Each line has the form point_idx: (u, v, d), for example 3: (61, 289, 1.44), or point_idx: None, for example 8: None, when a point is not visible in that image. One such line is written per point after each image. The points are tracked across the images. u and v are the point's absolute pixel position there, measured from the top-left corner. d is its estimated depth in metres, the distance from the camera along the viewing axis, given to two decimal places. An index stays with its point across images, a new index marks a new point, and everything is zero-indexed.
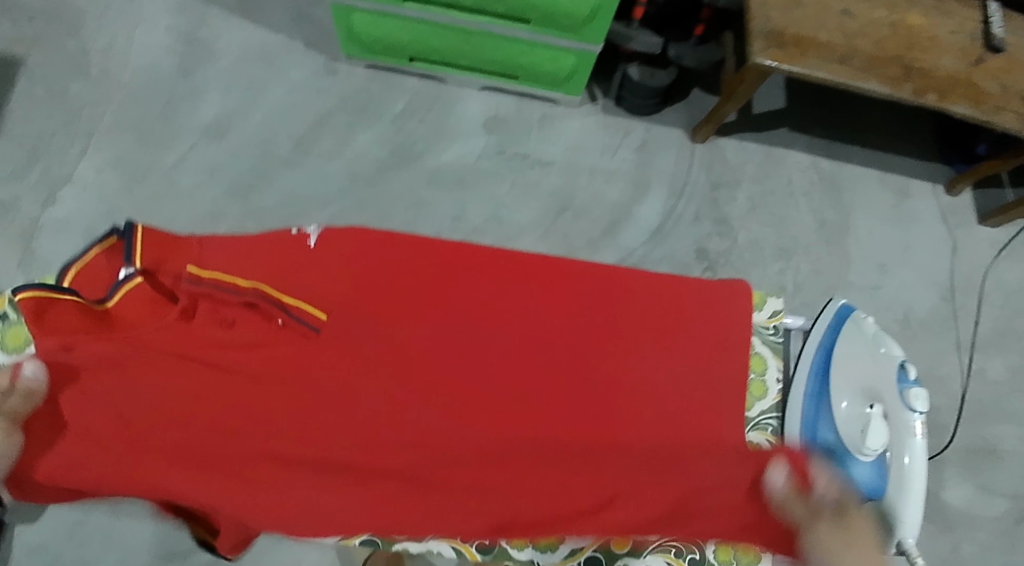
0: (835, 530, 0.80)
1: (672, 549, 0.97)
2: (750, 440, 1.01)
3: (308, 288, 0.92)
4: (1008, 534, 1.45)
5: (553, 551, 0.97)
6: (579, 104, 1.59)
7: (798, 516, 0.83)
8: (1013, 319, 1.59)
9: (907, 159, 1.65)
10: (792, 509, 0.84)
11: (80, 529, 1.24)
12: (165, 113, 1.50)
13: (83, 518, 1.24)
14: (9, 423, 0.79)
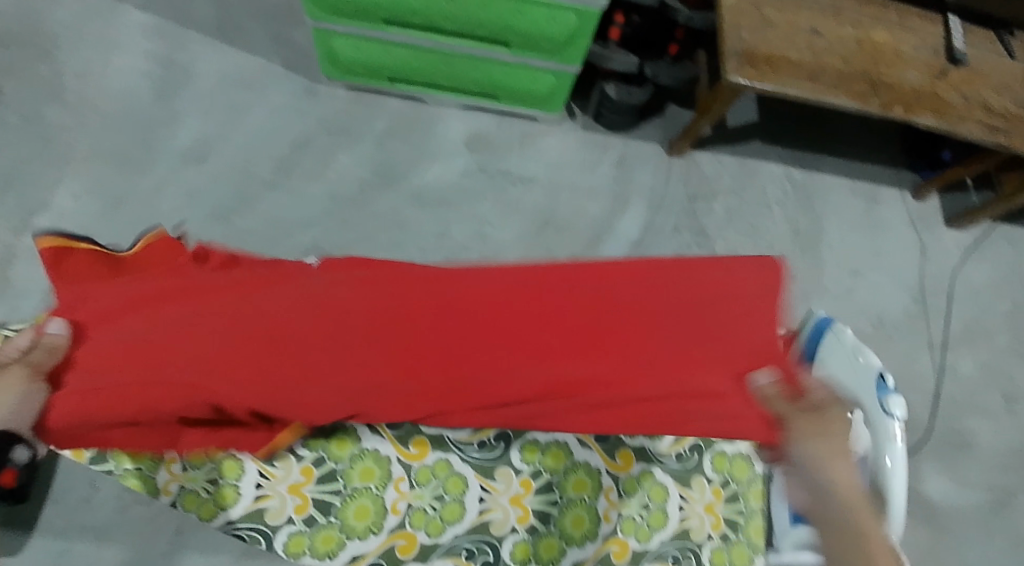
0: (813, 423, 0.93)
1: (669, 557, 0.99)
2: (740, 448, 1.06)
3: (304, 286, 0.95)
4: (984, 525, 1.51)
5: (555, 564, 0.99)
6: (558, 121, 1.62)
7: (780, 409, 0.95)
8: (980, 318, 1.65)
9: (875, 166, 1.71)
10: (774, 404, 0.96)
11: (68, 564, 1.21)
12: (144, 138, 1.48)
13: (71, 552, 1.21)
14: (32, 374, 0.86)
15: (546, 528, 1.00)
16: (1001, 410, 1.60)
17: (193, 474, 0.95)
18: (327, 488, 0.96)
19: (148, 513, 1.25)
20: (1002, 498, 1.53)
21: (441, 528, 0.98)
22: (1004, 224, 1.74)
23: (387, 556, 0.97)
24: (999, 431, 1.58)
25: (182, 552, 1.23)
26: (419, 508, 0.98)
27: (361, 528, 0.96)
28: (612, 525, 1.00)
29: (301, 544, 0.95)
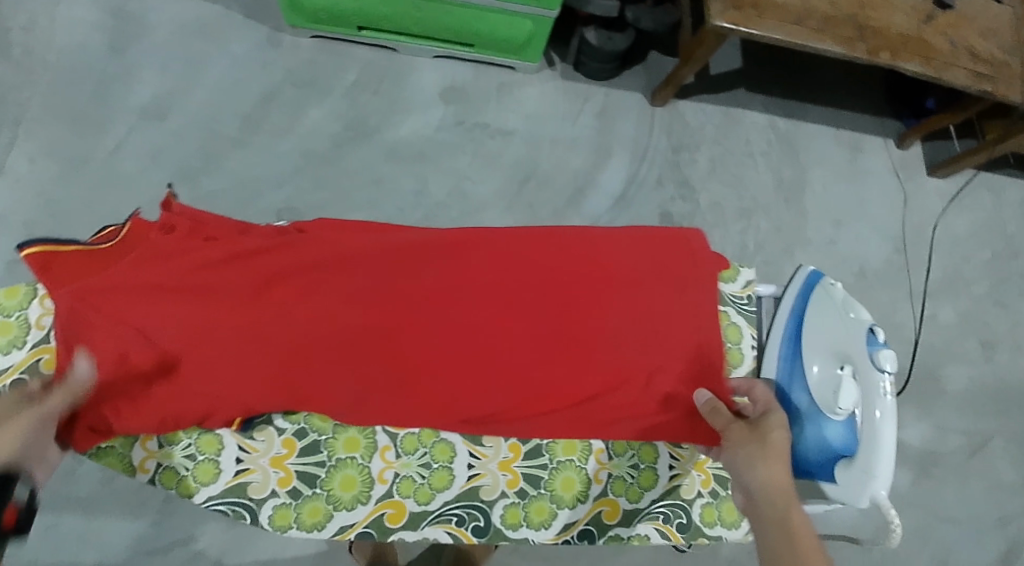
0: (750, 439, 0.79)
1: (660, 516, 0.96)
2: None
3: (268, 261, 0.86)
4: (962, 468, 1.53)
5: (548, 528, 0.93)
6: (536, 70, 1.56)
7: (722, 422, 0.82)
8: (961, 266, 1.66)
9: (857, 113, 1.68)
10: (717, 419, 0.83)
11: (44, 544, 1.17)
12: (99, 94, 1.40)
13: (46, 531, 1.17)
14: (47, 416, 0.73)
15: (538, 492, 0.93)
16: (980, 356, 1.61)
17: (170, 449, 0.88)
18: (311, 459, 0.90)
19: (126, 486, 1.21)
20: (980, 442, 1.56)
21: (431, 496, 0.92)
22: (984, 171, 1.73)
23: (376, 526, 0.91)
24: (978, 377, 1.60)
25: (163, 525, 1.20)
26: (407, 477, 0.92)
27: (348, 498, 0.91)
28: (602, 487, 0.94)
29: (286, 517, 0.89)
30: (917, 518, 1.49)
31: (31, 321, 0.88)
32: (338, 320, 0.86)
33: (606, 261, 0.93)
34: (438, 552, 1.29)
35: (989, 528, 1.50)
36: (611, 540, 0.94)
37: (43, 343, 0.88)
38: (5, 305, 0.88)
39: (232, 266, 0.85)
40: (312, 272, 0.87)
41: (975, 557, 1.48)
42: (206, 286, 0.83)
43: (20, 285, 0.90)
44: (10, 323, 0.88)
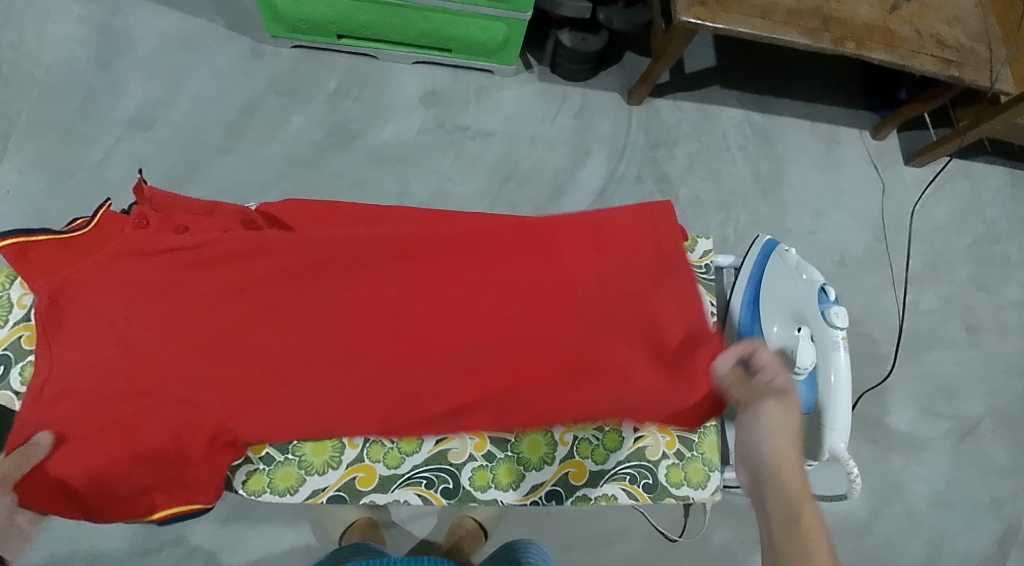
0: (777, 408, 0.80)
1: (627, 476, 0.99)
2: None
3: (238, 258, 0.91)
4: (951, 453, 1.54)
5: (515, 489, 0.97)
6: (514, 73, 1.59)
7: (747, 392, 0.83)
8: (942, 253, 1.67)
9: (832, 106, 1.71)
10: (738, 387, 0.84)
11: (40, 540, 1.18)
12: (86, 107, 1.43)
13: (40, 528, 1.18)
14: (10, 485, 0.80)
15: (505, 455, 0.98)
16: (965, 341, 1.62)
17: None
18: None
19: None
20: (968, 426, 1.56)
21: (399, 460, 0.96)
22: (960, 159, 1.76)
23: (348, 489, 0.95)
24: (964, 361, 1.61)
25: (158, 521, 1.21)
26: (377, 441, 0.96)
27: (320, 463, 0.95)
28: (568, 448, 0.99)
29: (259, 482, 0.94)
30: (909, 503, 1.49)
31: (13, 300, 0.96)
32: (299, 328, 0.91)
33: (562, 251, 0.95)
34: (429, 547, 1.28)
35: (981, 511, 1.50)
36: (579, 500, 0.98)
37: (25, 320, 0.95)
38: None
39: (203, 268, 0.90)
40: (276, 278, 0.91)
41: (969, 541, 1.48)
42: (174, 289, 0.89)
43: (3, 269, 0.97)
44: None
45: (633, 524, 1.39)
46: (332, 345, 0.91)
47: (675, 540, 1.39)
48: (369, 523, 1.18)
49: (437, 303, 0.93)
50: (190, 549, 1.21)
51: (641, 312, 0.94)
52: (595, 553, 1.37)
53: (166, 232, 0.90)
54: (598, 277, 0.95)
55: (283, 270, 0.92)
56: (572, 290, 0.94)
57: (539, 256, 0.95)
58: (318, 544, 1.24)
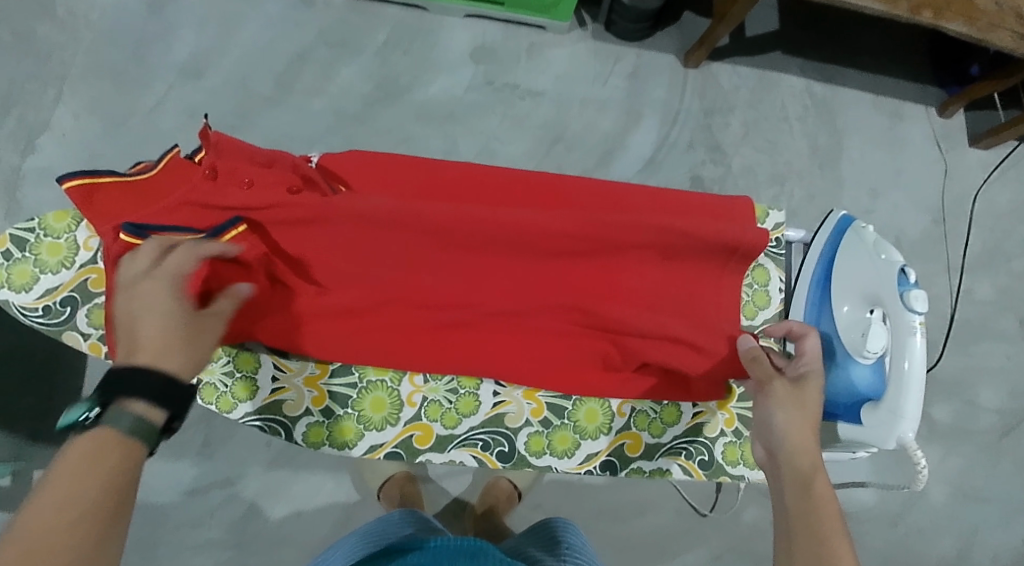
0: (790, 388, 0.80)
1: (682, 451, 0.95)
2: None
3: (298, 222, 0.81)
4: (994, 445, 1.49)
5: (570, 457, 0.94)
6: (567, 30, 1.54)
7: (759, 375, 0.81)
8: (1001, 240, 1.60)
9: (898, 80, 1.63)
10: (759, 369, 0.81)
11: None
12: (138, 53, 1.41)
13: None
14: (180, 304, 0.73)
15: (561, 421, 0.94)
16: (1017, 334, 1.56)
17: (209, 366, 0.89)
18: (342, 380, 0.92)
19: None
20: (1014, 422, 1.51)
21: (457, 420, 0.93)
22: None
23: (405, 447, 0.92)
24: (1015, 354, 1.55)
25: (206, 465, 1.21)
26: (434, 401, 0.93)
27: (378, 419, 0.92)
28: (626, 419, 0.94)
29: (320, 435, 0.91)
30: (947, 496, 1.46)
31: (79, 242, 0.93)
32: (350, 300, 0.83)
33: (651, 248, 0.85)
34: (464, 505, 1.28)
35: (1018, 509, 1.46)
36: (633, 473, 0.94)
37: (92, 263, 0.93)
38: (55, 227, 0.93)
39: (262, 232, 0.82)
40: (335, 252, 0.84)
41: (1001, 537, 1.45)
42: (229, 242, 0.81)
43: (69, 209, 0.94)
44: (59, 243, 0.93)
45: (665, 497, 1.37)
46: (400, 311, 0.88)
47: (705, 515, 1.37)
48: (407, 478, 1.18)
49: (509, 287, 0.87)
50: (235, 493, 1.22)
51: (718, 323, 0.88)
52: (626, 523, 1.36)
53: (234, 189, 0.80)
54: (678, 288, 0.88)
55: (355, 240, 0.83)
56: (655, 298, 0.88)
57: (619, 258, 0.86)
58: (355, 499, 1.24)
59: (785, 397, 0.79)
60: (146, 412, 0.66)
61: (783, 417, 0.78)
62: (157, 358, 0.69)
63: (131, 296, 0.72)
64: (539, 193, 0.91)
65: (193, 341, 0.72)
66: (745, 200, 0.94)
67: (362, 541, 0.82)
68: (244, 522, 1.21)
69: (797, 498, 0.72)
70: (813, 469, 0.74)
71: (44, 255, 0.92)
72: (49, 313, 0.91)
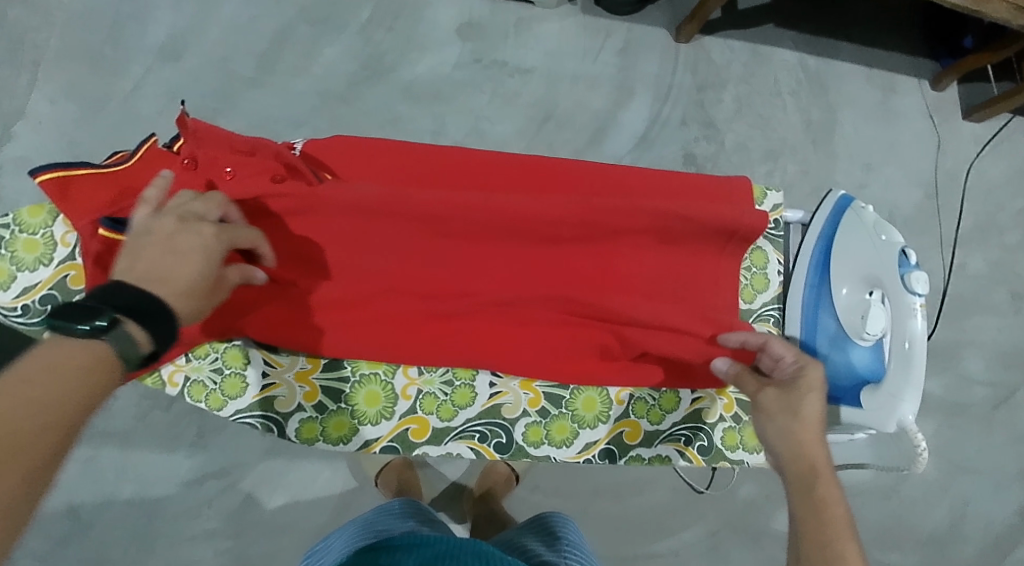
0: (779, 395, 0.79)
1: (682, 438, 0.94)
2: None
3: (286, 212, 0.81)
4: (986, 418, 1.50)
5: (569, 446, 0.93)
6: (556, 5, 1.51)
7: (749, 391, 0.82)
8: (994, 213, 1.60)
9: (891, 52, 1.61)
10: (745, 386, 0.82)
11: (88, 469, 1.17)
12: (114, 34, 1.37)
13: (88, 460, 1.18)
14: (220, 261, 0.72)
15: (559, 411, 0.92)
16: (1009, 307, 1.56)
17: (197, 363, 0.88)
18: (335, 375, 0.90)
19: (156, 424, 1.20)
20: (1006, 394, 1.52)
21: (453, 413, 0.91)
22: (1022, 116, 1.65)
23: (401, 440, 0.91)
24: (1007, 327, 1.55)
25: (199, 456, 1.20)
26: (430, 394, 0.91)
27: (373, 413, 0.90)
28: (624, 407, 0.93)
29: (313, 430, 0.89)
30: (940, 469, 1.47)
31: (57, 238, 0.90)
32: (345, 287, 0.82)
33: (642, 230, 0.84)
34: (461, 489, 1.28)
35: (1009, 480, 1.47)
36: (632, 461, 0.93)
37: (71, 260, 0.90)
38: (31, 223, 0.90)
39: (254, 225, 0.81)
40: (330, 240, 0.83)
41: (993, 508, 1.46)
42: None
43: (44, 204, 0.91)
44: (36, 240, 0.90)
45: (661, 475, 1.37)
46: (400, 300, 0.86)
47: (702, 492, 1.37)
48: (404, 464, 1.17)
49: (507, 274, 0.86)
50: (230, 483, 1.20)
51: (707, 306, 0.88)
52: (623, 502, 1.35)
53: (216, 180, 0.79)
54: (674, 272, 0.88)
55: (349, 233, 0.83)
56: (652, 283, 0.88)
57: (613, 242, 0.86)
58: (350, 486, 1.23)
59: (774, 408, 0.78)
60: (138, 336, 0.63)
61: (775, 431, 0.77)
62: (172, 297, 0.67)
63: (190, 228, 0.71)
64: (534, 177, 0.89)
65: (207, 297, 0.71)
66: (743, 180, 0.92)
67: (357, 534, 0.81)
68: (240, 513, 1.20)
69: (802, 510, 0.71)
70: (814, 477, 0.73)
71: (20, 252, 0.89)
72: (28, 311, 0.89)
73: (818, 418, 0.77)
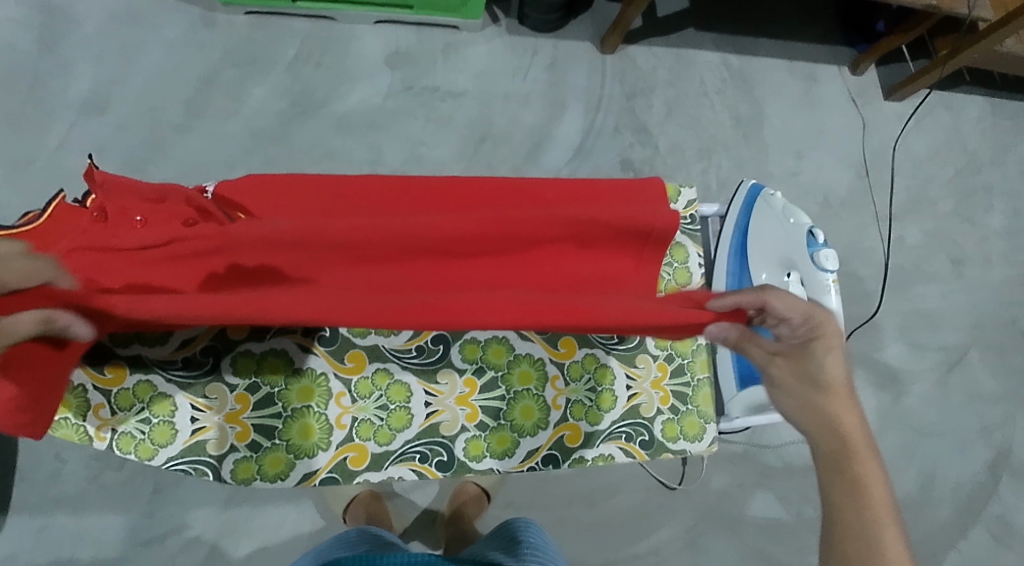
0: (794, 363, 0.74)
1: (623, 435, 0.95)
2: None
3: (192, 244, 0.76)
4: (940, 383, 1.54)
5: (511, 457, 0.93)
6: (480, 28, 1.54)
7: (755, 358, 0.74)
8: (924, 186, 1.65)
9: (809, 43, 1.67)
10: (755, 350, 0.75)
11: (44, 536, 1.16)
12: (36, 93, 1.37)
13: (44, 526, 1.16)
14: None
15: (498, 422, 0.93)
16: (950, 273, 1.62)
17: (123, 416, 0.84)
18: (267, 412, 0.89)
19: (113, 481, 1.19)
20: (957, 358, 1.56)
21: (391, 436, 0.91)
22: (941, 90, 1.72)
23: (340, 470, 0.90)
24: (950, 293, 1.60)
25: (160, 510, 1.19)
26: (365, 420, 0.91)
27: (309, 446, 0.89)
28: (562, 412, 0.95)
29: (248, 470, 0.88)
30: (901, 439, 1.50)
31: None
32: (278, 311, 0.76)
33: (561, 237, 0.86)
34: (434, 515, 1.28)
35: (969, 441, 1.51)
36: (576, 463, 0.94)
37: None
38: None
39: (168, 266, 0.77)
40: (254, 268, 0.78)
41: (958, 470, 1.49)
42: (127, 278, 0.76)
43: None
44: None
45: (631, 477, 1.39)
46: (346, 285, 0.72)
47: (674, 489, 1.40)
48: (371, 496, 1.19)
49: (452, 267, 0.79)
50: (194, 534, 1.20)
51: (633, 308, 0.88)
52: (597, 508, 1.37)
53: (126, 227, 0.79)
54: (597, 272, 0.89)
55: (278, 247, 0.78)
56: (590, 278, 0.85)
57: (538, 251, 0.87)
58: (319, 523, 1.23)
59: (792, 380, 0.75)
60: None
61: (795, 408, 0.74)
62: None
63: None
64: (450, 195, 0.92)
65: None
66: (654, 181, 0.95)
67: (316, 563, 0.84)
68: (208, 563, 1.19)
69: (838, 487, 0.71)
70: (848, 454, 0.71)
71: None
72: None
73: (842, 383, 0.73)
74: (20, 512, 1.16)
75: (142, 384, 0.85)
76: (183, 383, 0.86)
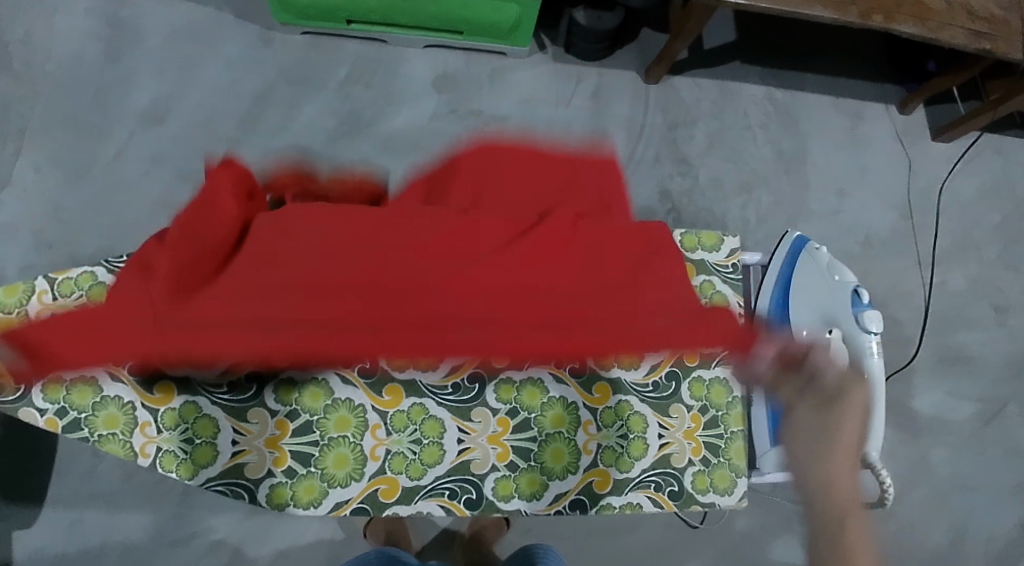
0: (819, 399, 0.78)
1: (652, 484, 0.96)
2: (717, 373, 1.00)
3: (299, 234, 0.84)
4: (976, 434, 1.51)
5: (540, 499, 0.93)
6: (528, 54, 1.55)
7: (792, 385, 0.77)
8: (970, 231, 1.62)
9: (859, 80, 1.65)
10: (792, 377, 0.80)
11: (78, 529, 1.20)
12: (98, 103, 1.41)
13: (79, 519, 1.20)
14: None
15: (528, 464, 0.94)
16: (992, 321, 1.58)
17: (168, 434, 0.88)
18: (304, 439, 0.90)
19: (145, 482, 1.22)
20: (995, 410, 1.53)
21: (422, 471, 0.92)
22: (992, 133, 1.69)
23: (371, 502, 0.91)
24: (992, 342, 1.57)
25: (190, 510, 1.22)
26: (398, 453, 0.92)
27: (342, 475, 0.91)
28: (593, 457, 0.95)
29: (283, 495, 0.89)
30: (932, 489, 1.47)
31: (30, 315, 0.90)
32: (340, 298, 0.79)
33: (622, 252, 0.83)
34: (452, 535, 1.30)
35: (1003, 497, 1.48)
36: (604, 509, 0.94)
37: None
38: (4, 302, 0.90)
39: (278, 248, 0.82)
40: None
41: (990, 524, 1.46)
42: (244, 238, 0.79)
43: (18, 283, 0.91)
44: (9, 318, 0.90)
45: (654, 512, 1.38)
46: (402, 213, 0.71)
47: (695, 527, 1.38)
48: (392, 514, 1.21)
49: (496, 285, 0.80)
50: (221, 537, 1.23)
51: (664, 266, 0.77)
52: (617, 539, 1.36)
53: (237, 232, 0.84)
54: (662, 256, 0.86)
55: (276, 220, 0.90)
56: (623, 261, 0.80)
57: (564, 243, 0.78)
58: (341, 536, 1.25)
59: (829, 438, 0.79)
60: None
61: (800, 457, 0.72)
62: None
63: None
64: None
65: None
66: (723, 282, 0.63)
67: None
68: None
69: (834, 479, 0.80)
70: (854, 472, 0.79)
71: None
72: None
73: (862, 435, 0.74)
74: (56, 506, 1.20)
75: (188, 405, 0.89)
76: (227, 407, 0.89)
